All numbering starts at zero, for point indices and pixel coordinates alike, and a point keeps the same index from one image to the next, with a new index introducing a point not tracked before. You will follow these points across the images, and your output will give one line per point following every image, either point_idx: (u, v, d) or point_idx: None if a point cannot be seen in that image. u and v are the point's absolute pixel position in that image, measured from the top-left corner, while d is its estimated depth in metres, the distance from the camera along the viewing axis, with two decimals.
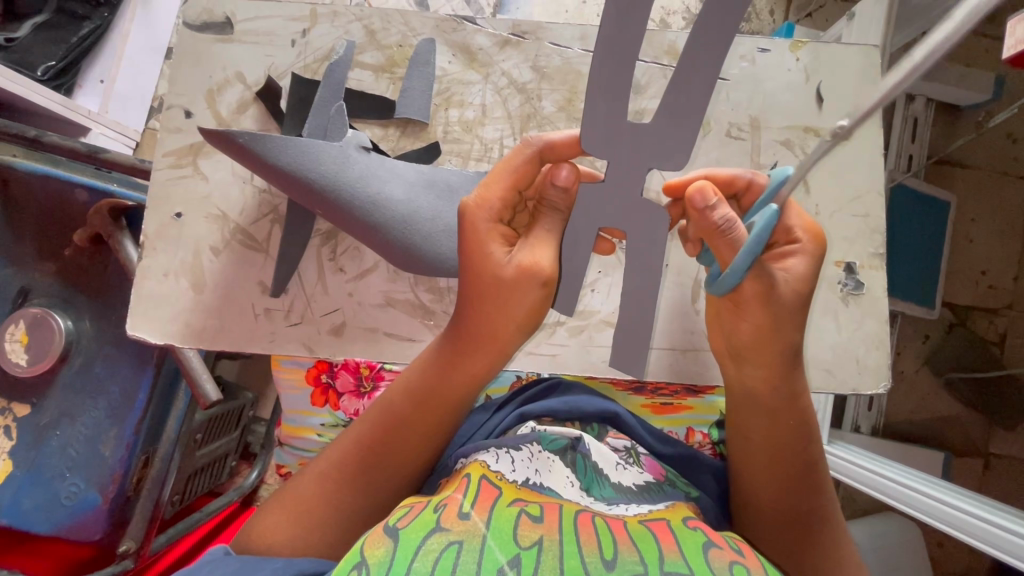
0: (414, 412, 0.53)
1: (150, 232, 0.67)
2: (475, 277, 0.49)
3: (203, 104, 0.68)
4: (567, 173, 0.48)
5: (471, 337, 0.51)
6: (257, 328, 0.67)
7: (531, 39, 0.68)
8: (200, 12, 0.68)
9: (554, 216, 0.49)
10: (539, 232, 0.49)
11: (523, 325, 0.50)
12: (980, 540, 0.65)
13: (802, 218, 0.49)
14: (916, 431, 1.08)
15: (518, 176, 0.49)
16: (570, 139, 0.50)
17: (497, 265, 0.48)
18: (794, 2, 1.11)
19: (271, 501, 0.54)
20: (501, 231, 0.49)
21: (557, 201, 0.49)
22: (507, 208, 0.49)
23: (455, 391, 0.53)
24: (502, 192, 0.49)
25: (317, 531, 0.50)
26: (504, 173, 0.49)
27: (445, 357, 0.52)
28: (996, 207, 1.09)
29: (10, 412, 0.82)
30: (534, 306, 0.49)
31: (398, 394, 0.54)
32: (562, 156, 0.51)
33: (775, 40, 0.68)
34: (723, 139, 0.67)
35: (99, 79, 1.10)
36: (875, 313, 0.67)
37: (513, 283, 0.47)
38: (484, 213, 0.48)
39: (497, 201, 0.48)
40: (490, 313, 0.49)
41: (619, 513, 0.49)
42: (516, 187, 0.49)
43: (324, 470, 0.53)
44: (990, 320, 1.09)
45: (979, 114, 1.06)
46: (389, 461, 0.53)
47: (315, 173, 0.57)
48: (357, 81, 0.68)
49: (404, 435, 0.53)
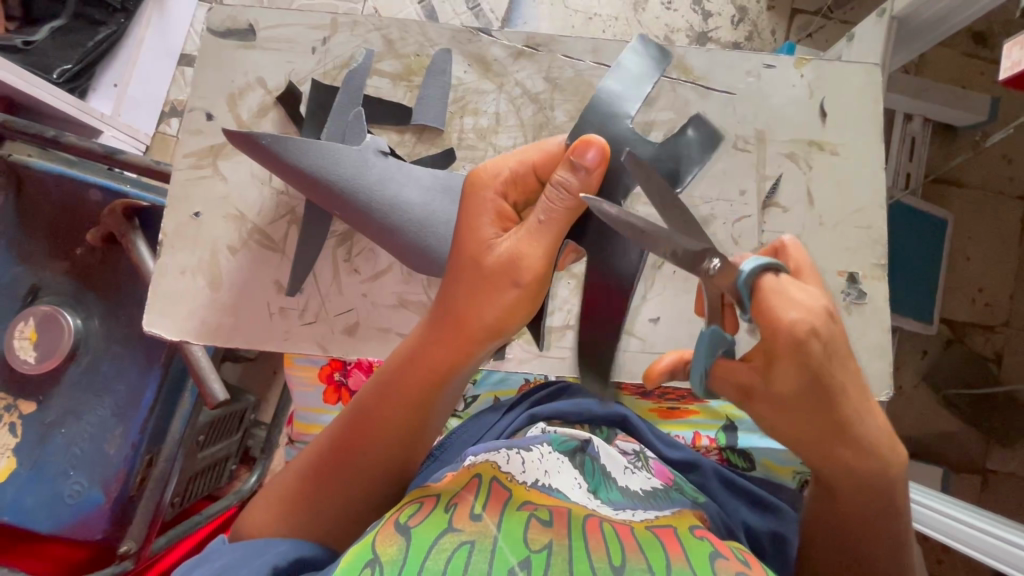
0: (403, 400, 0.52)
1: (169, 232, 0.68)
2: (463, 257, 0.50)
3: (224, 107, 0.69)
4: (592, 155, 0.47)
5: (444, 325, 0.50)
6: (272, 326, 0.68)
7: (545, 51, 0.70)
8: (224, 19, 0.70)
9: (544, 203, 0.47)
10: (531, 225, 0.48)
11: (496, 326, 0.49)
12: (963, 544, 0.67)
13: (805, 310, 0.41)
14: (915, 445, 1.09)
15: (539, 157, 0.51)
16: (546, 153, 0.51)
17: (484, 246, 0.49)
18: (795, 22, 1.14)
19: (264, 490, 0.55)
20: (497, 215, 0.50)
21: (568, 177, 0.47)
22: (514, 187, 0.51)
23: (435, 376, 0.51)
24: (512, 168, 0.51)
25: (295, 511, 0.52)
26: (531, 151, 0.51)
27: (419, 348, 0.51)
28: (992, 225, 1.12)
29: (16, 410, 0.83)
30: (510, 307, 0.49)
31: (377, 385, 0.53)
32: (538, 161, 0.51)
33: (780, 57, 0.70)
34: (730, 151, 0.69)
35: (113, 83, 1.11)
36: (877, 322, 0.68)
37: (490, 276, 0.48)
38: (488, 197, 0.50)
39: (504, 174, 0.50)
40: (464, 294, 0.49)
41: (626, 518, 0.49)
42: (530, 169, 0.51)
43: (318, 455, 0.53)
44: (987, 337, 1.11)
45: (976, 133, 1.10)
46: (373, 445, 0.52)
47: (331, 174, 0.59)
48: (375, 89, 0.70)
49: (379, 431, 0.52)
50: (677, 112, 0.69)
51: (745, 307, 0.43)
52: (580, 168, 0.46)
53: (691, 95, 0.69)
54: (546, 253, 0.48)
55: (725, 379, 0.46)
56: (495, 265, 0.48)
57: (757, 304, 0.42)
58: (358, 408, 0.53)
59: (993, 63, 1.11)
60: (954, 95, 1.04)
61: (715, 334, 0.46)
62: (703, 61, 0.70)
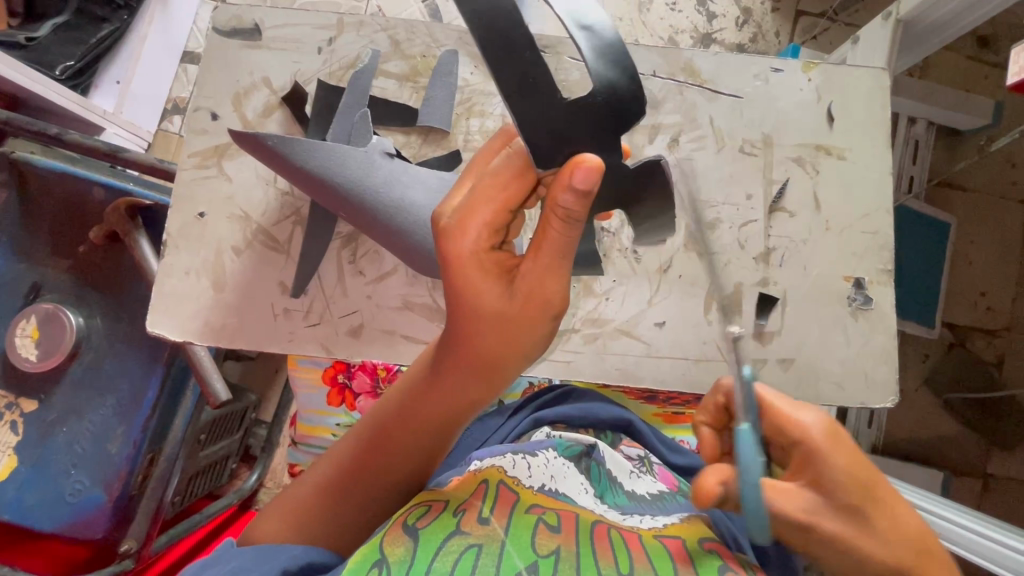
0: (425, 418, 0.51)
1: (174, 231, 0.68)
2: (470, 304, 0.45)
3: (230, 106, 0.69)
4: (583, 175, 0.40)
5: (468, 359, 0.48)
6: (276, 327, 0.67)
7: (552, 53, 0.70)
8: (229, 19, 0.70)
9: (557, 228, 0.42)
10: (546, 261, 0.44)
11: (525, 354, 0.48)
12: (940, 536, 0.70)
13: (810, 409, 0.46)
14: (914, 449, 1.09)
15: (511, 193, 0.43)
16: (519, 182, 0.43)
17: (493, 289, 0.44)
18: (799, 24, 1.14)
19: (269, 506, 0.54)
20: (490, 262, 0.44)
21: (567, 205, 0.41)
22: (495, 232, 0.44)
23: (460, 400, 0.51)
24: (490, 211, 0.43)
25: (315, 524, 0.50)
26: (492, 194, 0.43)
27: (440, 377, 0.50)
28: (996, 230, 1.11)
29: (17, 407, 0.82)
30: (537, 335, 0.47)
31: (397, 413, 0.52)
32: (514, 189, 0.43)
33: (788, 61, 0.70)
34: (737, 155, 0.69)
35: (115, 80, 1.11)
36: (883, 329, 0.68)
37: (509, 312, 0.45)
38: (468, 249, 0.43)
39: (483, 219, 0.43)
40: (488, 332, 0.46)
41: (633, 525, 0.49)
42: (504, 208, 0.43)
43: (337, 474, 0.52)
44: (988, 341, 1.10)
45: (980, 138, 1.09)
46: (394, 460, 0.52)
47: (345, 180, 0.59)
48: (381, 89, 0.69)
49: (402, 447, 0.52)
50: (684, 116, 0.69)
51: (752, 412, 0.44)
52: (576, 196, 0.40)
53: (699, 98, 0.69)
54: (567, 278, 0.45)
55: (778, 501, 0.43)
56: (525, 309, 0.45)
57: (773, 417, 0.45)
58: (376, 428, 0.53)
59: (998, 66, 1.11)
60: (959, 99, 1.04)
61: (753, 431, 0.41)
62: (710, 63, 0.69)
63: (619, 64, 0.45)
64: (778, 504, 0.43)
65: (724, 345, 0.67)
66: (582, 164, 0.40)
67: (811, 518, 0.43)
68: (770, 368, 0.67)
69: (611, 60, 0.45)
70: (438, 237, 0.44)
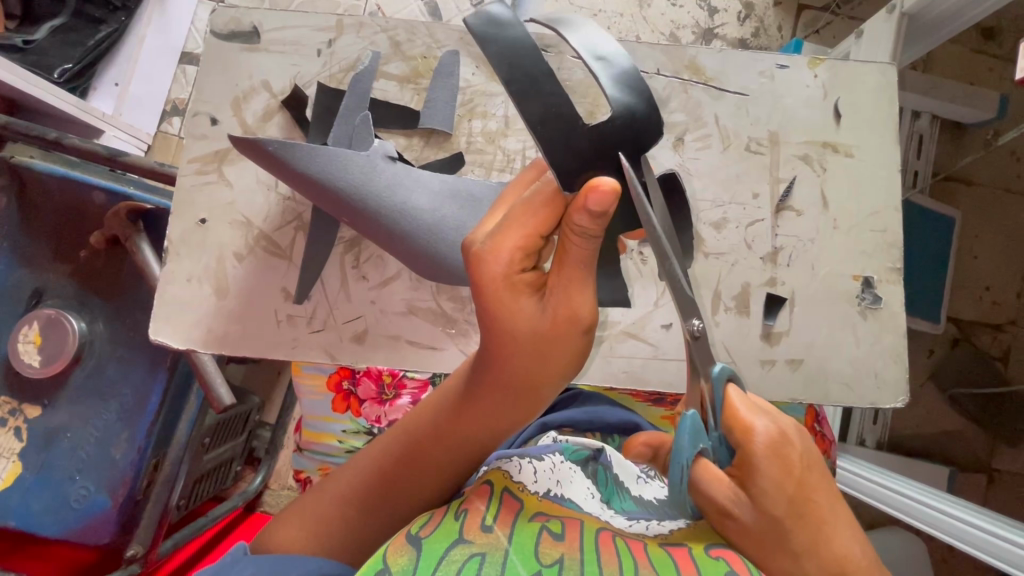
0: (453, 436, 0.52)
1: (175, 238, 0.67)
2: (502, 327, 0.45)
3: (229, 111, 0.68)
4: (603, 196, 0.39)
5: (501, 381, 0.48)
6: (280, 334, 0.67)
7: (554, 53, 0.69)
8: (227, 21, 0.69)
9: (581, 244, 0.41)
10: (569, 275, 0.43)
11: (558, 379, 0.47)
12: (941, 531, 0.70)
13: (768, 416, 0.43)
14: (919, 446, 1.08)
15: (542, 218, 0.42)
16: (551, 204, 0.42)
17: (526, 311, 0.44)
18: (802, 18, 1.13)
19: (286, 512, 0.53)
20: (521, 284, 0.44)
21: (586, 225, 0.40)
22: (527, 255, 0.43)
23: (489, 421, 0.50)
24: (521, 236, 0.43)
25: (337, 536, 0.50)
26: (526, 218, 0.43)
27: (472, 398, 0.50)
28: (1002, 223, 1.10)
29: (21, 414, 0.82)
30: (569, 359, 0.46)
31: (427, 431, 0.52)
32: (544, 212, 0.42)
33: (793, 57, 0.69)
34: (744, 154, 0.68)
35: (113, 82, 1.11)
36: (893, 328, 0.67)
37: (540, 335, 0.44)
38: (500, 271, 0.43)
39: (513, 244, 0.43)
40: (520, 355, 0.45)
41: (639, 532, 0.48)
42: (534, 234, 0.43)
43: (362, 489, 0.52)
44: (994, 336, 1.10)
45: (986, 131, 1.08)
46: (420, 477, 0.52)
47: (356, 192, 0.59)
48: (381, 91, 0.69)
49: (429, 464, 0.52)
50: (689, 114, 0.68)
51: (717, 416, 0.42)
52: (600, 219, 0.39)
53: (703, 96, 0.68)
54: (593, 292, 0.44)
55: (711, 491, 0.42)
56: (554, 327, 0.44)
57: (726, 413, 0.42)
58: (405, 445, 0.53)
59: (1002, 59, 1.10)
60: (964, 92, 1.03)
61: (695, 422, 0.41)
62: (716, 61, 0.69)
63: (638, 90, 0.44)
64: (707, 491, 0.42)
65: (732, 346, 0.67)
66: (601, 187, 0.38)
67: (734, 512, 0.42)
68: (778, 369, 0.67)
69: (632, 90, 0.44)
70: (470, 262, 0.44)
